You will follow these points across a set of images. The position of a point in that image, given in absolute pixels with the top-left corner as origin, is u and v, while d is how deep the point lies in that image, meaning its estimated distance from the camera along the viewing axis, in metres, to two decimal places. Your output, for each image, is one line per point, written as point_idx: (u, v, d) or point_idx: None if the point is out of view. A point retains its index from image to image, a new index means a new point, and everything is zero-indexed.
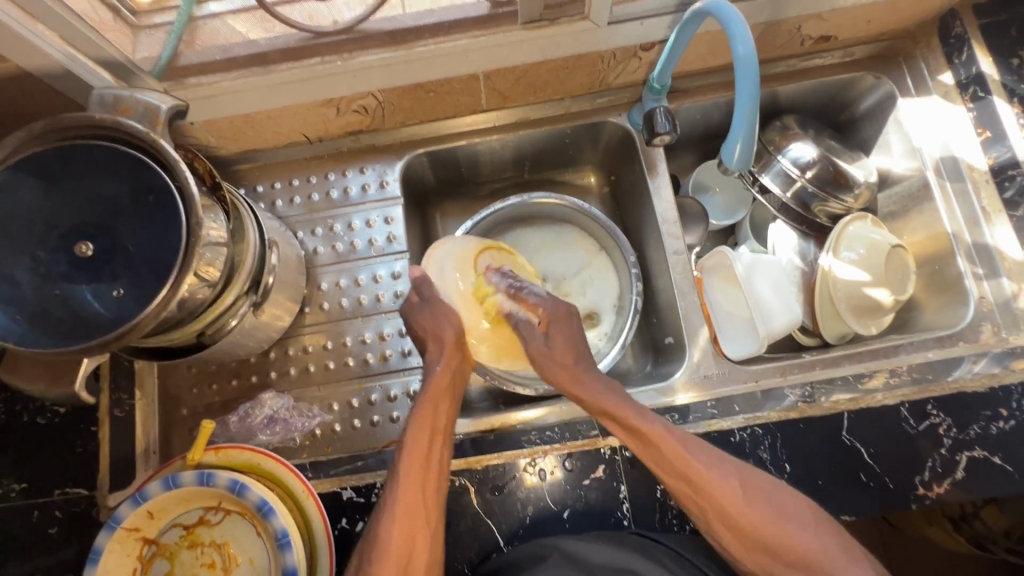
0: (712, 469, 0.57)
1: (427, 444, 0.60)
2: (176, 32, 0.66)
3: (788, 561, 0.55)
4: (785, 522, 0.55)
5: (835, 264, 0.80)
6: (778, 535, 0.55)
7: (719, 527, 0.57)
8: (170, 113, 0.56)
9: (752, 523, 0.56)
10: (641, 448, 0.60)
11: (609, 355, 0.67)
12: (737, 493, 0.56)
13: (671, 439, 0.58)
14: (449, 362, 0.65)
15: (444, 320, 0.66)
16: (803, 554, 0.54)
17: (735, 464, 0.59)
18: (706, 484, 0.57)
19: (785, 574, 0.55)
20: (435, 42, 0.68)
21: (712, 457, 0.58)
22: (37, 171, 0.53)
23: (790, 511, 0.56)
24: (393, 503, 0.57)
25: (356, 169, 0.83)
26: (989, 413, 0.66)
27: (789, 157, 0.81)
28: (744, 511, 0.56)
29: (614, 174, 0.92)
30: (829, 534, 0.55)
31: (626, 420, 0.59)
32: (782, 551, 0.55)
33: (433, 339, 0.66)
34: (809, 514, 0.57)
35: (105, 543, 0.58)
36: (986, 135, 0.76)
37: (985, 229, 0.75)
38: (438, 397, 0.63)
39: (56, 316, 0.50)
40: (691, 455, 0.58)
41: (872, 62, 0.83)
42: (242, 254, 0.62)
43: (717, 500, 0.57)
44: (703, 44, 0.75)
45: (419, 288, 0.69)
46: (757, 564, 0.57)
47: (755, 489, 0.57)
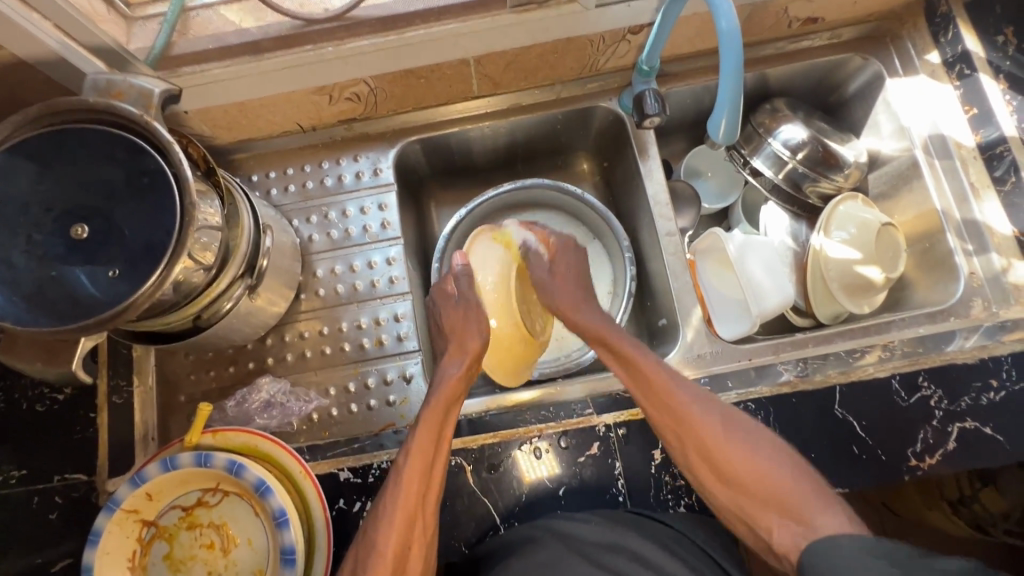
0: (694, 402, 0.62)
1: (432, 451, 0.61)
2: (169, 23, 0.66)
3: (762, 500, 0.56)
4: (760, 458, 0.57)
5: (827, 243, 0.81)
6: (751, 471, 0.57)
7: (697, 461, 0.60)
8: (163, 97, 0.57)
9: (726, 457, 0.58)
10: (631, 379, 0.66)
11: (610, 319, 0.74)
12: (716, 428, 0.60)
13: (659, 371, 0.64)
14: (465, 369, 0.70)
15: (473, 326, 0.74)
16: (779, 491, 0.55)
17: (721, 406, 0.62)
18: (688, 418, 0.61)
19: (759, 510, 0.56)
20: (426, 27, 0.69)
21: (698, 394, 0.62)
22: (32, 155, 0.54)
23: (768, 450, 0.58)
24: (393, 510, 0.58)
25: (350, 157, 0.84)
26: (980, 384, 0.67)
27: (780, 140, 0.82)
28: (721, 444, 0.59)
29: (607, 160, 0.92)
30: (805, 475, 0.56)
31: (616, 346, 0.69)
32: (756, 485, 0.57)
33: (458, 344, 0.73)
34: (788, 455, 0.58)
35: (104, 524, 0.58)
36: (973, 112, 0.77)
37: (974, 205, 0.76)
38: (448, 406, 0.65)
39: (51, 297, 0.51)
40: (678, 395, 0.62)
41: (860, 43, 0.83)
42: (236, 239, 0.63)
43: (695, 433, 0.60)
44: (691, 27, 0.76)
45: (457, 283, 0.77)
46: (732, 502, 0.58)
47: (736, 426, 0.60)
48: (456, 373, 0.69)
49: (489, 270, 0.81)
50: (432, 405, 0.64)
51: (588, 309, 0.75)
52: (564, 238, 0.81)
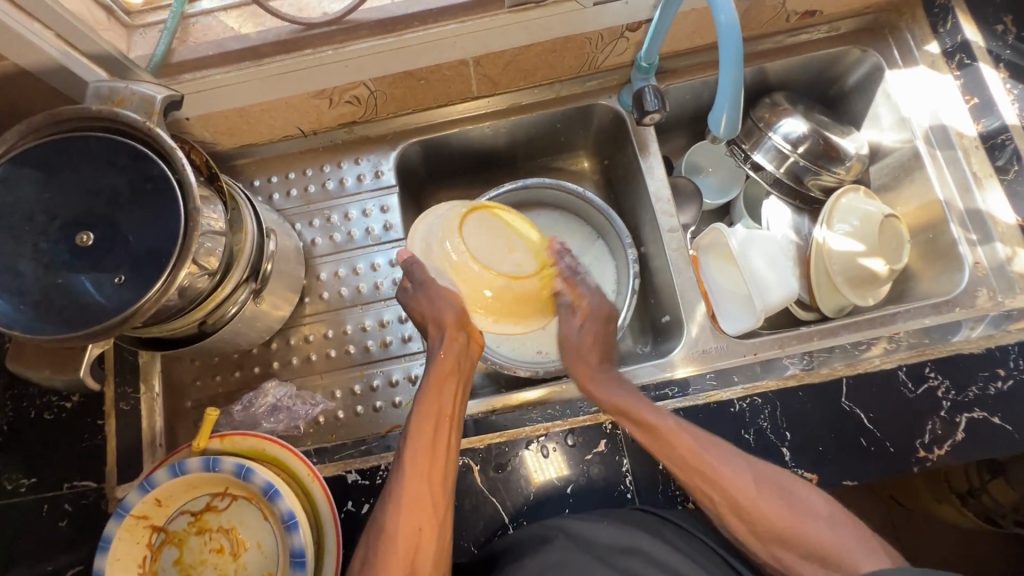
0: (727, 464, 0.58)
1: (432, 428, 0.61)
2: (169, 30, 0.66)
3: (804, 553, 0.55)
4: (797, 515, 0.56)
5: (830, 236, 0.81)
6: (789, 526, 0.55)
7: (731, 516, 0.58)
8: (165, 104, 0.57)
9: (762, 513, 0.56)
10: (657, 447, 0.62)
11: (627, 387, 0.66)
12: (751, 490, 0.57)
13: (685, 435, 0.61)
14: (451, 344, 0.66)
15: (441, 304, 0.67)
16: (820, 545, 0.54)
17: (751, 462, 0.59)
18: (721, 480, 0.58)
19: (801, 564, 0.55)
20: (424, 29, 0.69)
21: (727, 453, 0.60)
22: (36, 164, 0.54)
23: (807, 507, 0.56)
24: (399, 489, 0.59)
25: (351, 160, 0.84)
26: (987, 374, 0.67)
27: (780, 134, 0.82)
28: (757, 504, 0.57)
29: (608, 158, 0.92)
30: (847, 528, 0.54)
31: (641, 417, 0.62)
32: (796, 542, 0.55)
33: (434, 323, 0.67)
34: (826, 511, 0.56)
35: (114, 531, 0.58)
36: (975, 101, 0.77)
37: (977, 194, 0.76)
38: (442, 382, 0.65)
39: (58, 304, 0.51)
40: (707, 456, 0.59)
41: (859, 35, 0.83)
42: (240, 243, 0.63)
43: (729, 494, 0.58)
44: (689, 23, 0.76)
45: (413, 273, 0.68)
46: (772, 555, 0.57)
47: (770, 484, 0.58)
48: (443, 352, 0.66)
49: (438, 237, 0.65)
50: (426, 384, 0.64)
51: (608, 375, 0.68)
52: (600, 301, 0.71)
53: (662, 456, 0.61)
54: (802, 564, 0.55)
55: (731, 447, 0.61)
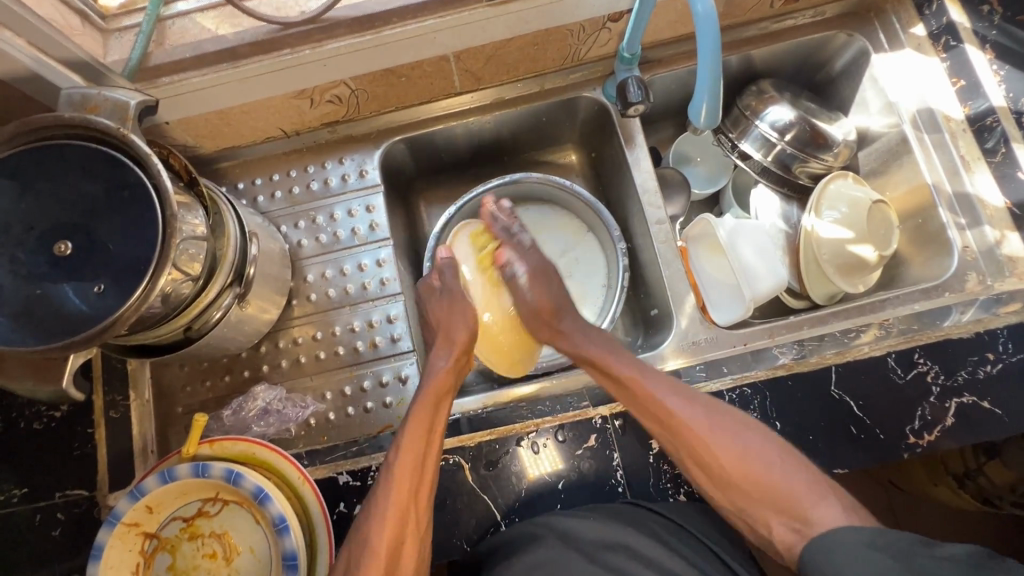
0: (687, 412, 0.62)
1: (422, 445, 0.61)
2: (144, 33, 0.65)
3: (759, 497, 0.59)
4: (750, 458, 0.59)
5: (818, 224, 0.80)
6: (738, 467, 0.59)
7: (691, 463, 0.62)
8: (139, 109, 0.56)
9: (713, 455, 0.60)
10: (619, 392, 0.66)
11: (604, 340, 0.73)
12: (703, 432, 0.61)
13: (642, 380, 0.65)
14: (454, 362, 0.70)
15: (459, 318, 0.74)
16: (773, 488, 0.58)
17: (708, 408, 0.63)
18: (682, 432, 0.61)
19: (754, 506, 0.59)
20: (401, 25, 0.68)
21: (683, 399, 0.63)
22: (11, 174, 0.53)
23: (760, 452, 0.59)
24: (387, 496, 0.59)
25: (335, 160, 0.84)
26: (976, 358, 0.66)
27: (766, 122, 0.81)
28: (714, 451, 0.60)
29: (595, 150, 0.92)
30: (799, 470, 0.58)
31: (616, 373, 0.67)
32: (750, 484, 0.59)
33: (443, 335, 0.73)
34: (777, 449, 0.59)
35: (106, 539, 0.58)
36: (961, 84, 0.76)
37: (965, 177, 0.75)
38: (438, 398, 0.66)
39: (39, 314, 0.51)
40: (662, 397, 0.63)
41: (845, 19, 0.82)
42: (223, 247, 0.63)
43: (687, 440, 0.61)
44: (671, 11, 0.75)
45: (442, 276, 0.78)
46: (729, 501, 0.61)
47: (723, 427, 0.61)
48: (445, 365, 0.69)
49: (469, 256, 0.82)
50: (423, 397, 0.65)
51: (571, 324, 0.75)
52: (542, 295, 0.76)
53: (622, 398, 0.66)
54: (755, 506, 0.59)
55: (687, 390, 0.64)
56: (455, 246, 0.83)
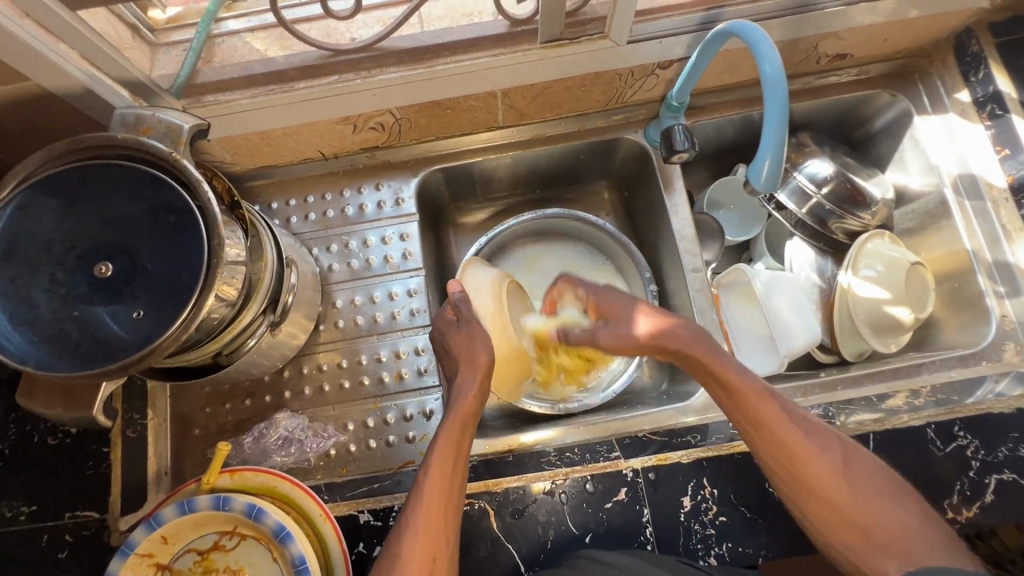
0: (813, 447, 0.57)
1: (451, 471, 0.59)
2: (194, 49, 0.65)
3: (871, 539, 0.53)
4: (876, 496, 0.54)
5: (854, 282, 0.80)
6: (863, 508, 0.54)
7: (805, 499, 0.56)
8: (191, 133, 0.56)
9: (820, 478, 0.55)
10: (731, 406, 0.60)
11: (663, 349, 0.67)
12: (832, 463, 0.56)
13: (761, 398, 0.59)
14: (480, 386, 0.65)
15: (479, 347, 0.68)
16: (881, 531, 0.53)
17: (826, 438, 0.58)
18: (802, 453, 0.56)
19: (869, 551, 0.53)
20: (453, 60, 0.68)
21: (807, 425, 0.58)
22: (57, 191, 0.52)
23: (881, 491, 0.55)
24: (417, 522, 0.56)
25: (371, 185, 0.83)
26: (1017, 435, 0.65)
27: (805, 174, 0.81)
28: (836, 484, 0.55)
29: (628, 191, 0.92)
30: (913, 508, 0.54)
31: (723, 378, 0.60)
32: (870, 526, 0.53)
33: (465, 358, 0.67)
34: (892, 489, 0.55)
35: (118, 570, 0.56)
36: (1005, 152, 0.75)
37: (1006, 247, 0.74)
38: (463, 427, 0.62)
39: (73, 338, 0.49)
40: (790, 421, 0.58)
41: (888, 79, 0.83)
42: (260, 272, 0.62)
43: (795, 457, 0.56)
44: (721, 62, 0.75)
45: (458, 311, 0.72)
46: (837, 537, 0.54)
47: (853, 461, 0.56)
48: (471, 391, 0.65)
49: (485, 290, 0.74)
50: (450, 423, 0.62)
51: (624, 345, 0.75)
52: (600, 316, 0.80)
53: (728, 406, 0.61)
54: (865, 548, 0.53)
55: (804, 414, 0.60)
56: (468, 278, 0.77)
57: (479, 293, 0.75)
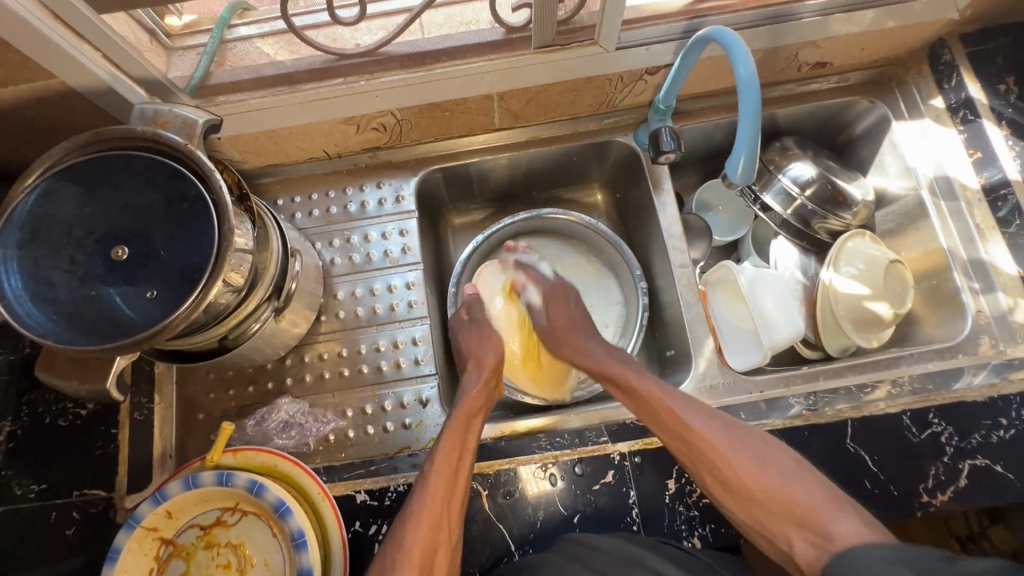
0: (709, 430, 0.63)
1: (456, 462, 0.63)
2: (208, 54, 0.70)
3: (777, 510, 0.58)
4: (771, 472, 0.59)
5: (835, 278, 0.83)
6: (761, 485, 0.59)
7: (713, 483, 0.61)
8: (205, 127, 0.59)
9: (724, 459, 0.61)
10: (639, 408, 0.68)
11: (614, 357, 0.76)
12: (724, 448, 0.61)
13: (662, 397, 0.67)
14: (483, 384, 0.73)
15: (486, 344, 0.78)
16: (789, 502, 0.57)
17: (726, 424, 0.64)
18: (698, 439, 0.62)
19: (777, 524, 0.58)
20: (452, 64, 0.73)
21: (703, 415, 0.64)
22: (79, 179, 0.56)
23: (775, 465, 0.60)
24: (421, 508, 0.59)
25: (373, 183, 0.87)
26: (990, 422, 0.68)
27: (788, 176, 0.84)
28: (735, 467, 0.60)
29: (620, 193, 0.95)
30: (815, 485, 0.58)
31: (637, 389, 0.69)
32: (774, 503, 0.58)
33: (476, 360, 0.76)
34: (794, 465, 0.60)
35: (124, 542, 0.59)
36: (977, 155, 0.79)
37: (980, 245, 0.77)
38: (470, 418, 0.68)
39: (89, 316, 0.52)
40: (683, 414, 0.64)
41: (867, 87, 0.87)
42: (265, 262, 0.65)
43: (699, 450, 0.62)
44: (706, 68, 0.79)
45: (471, 311, 0.82)
46: (750, 517, 0.59)
47: (741, 439, 0.62)
48: (474, 389, 0.72)
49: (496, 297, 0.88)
50: (455, 418, 0.67)
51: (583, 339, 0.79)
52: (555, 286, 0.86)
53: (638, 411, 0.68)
54: (774, 521, 0.58)
55: (702, 405, 0.66)
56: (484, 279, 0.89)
57: (492, 298, 0.88)
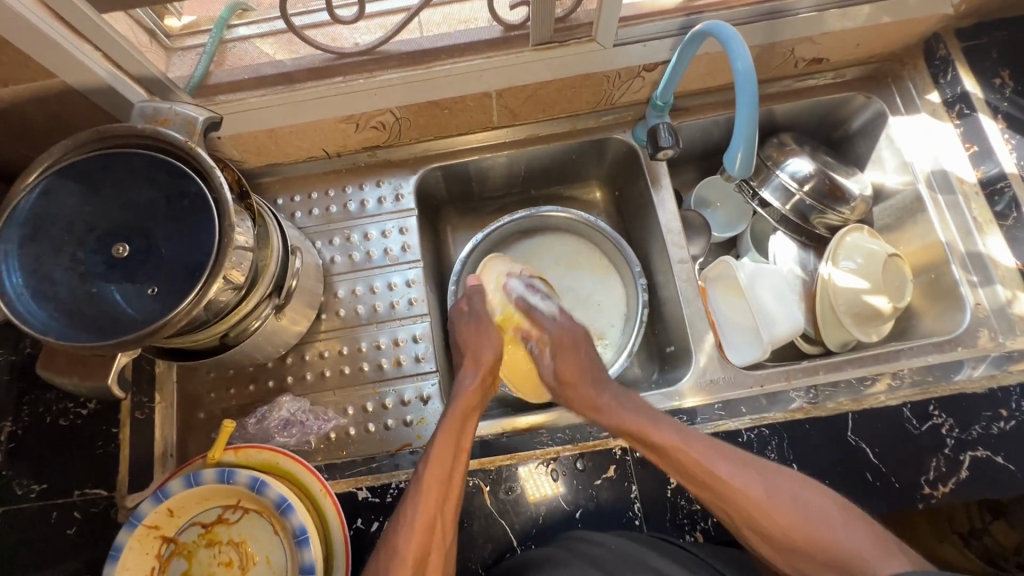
0: (747, 483, 0.58)
1: (450, 460, 0.62)
2: (207, 53, 0.71)
3: (821, 561, 0.55)
4: (819, 522, 0.56)
5: (834, 273, 0.83)
6: (802, 534, 0.56)
7: (748, 530, 0.59)
8: (205, 125, 0.60)
9: (766, 516, 0.57)
10: (663, 463, 0.62)
11: (621, 398, 0.69)
12: (762, 500, 0.58)
13: (689, 451, 0.61)
14: (480, 380, 0.72)
15: (487, 341, 0.76)
16: (836, 551, 0.54)
17: (763, 473, 0.60)
18: (734, 494, 0.58)
19: (822, 572, 0.55)
20: (451, 62, 0.73)
21: (734, 463, 0.60)
22: (80, 177, 0.56)
23: (822, 515, 0.56)
24: (414, 515, 0.59)
25: (372, 182, 0.87)
26: (990, 413, 0.68)
27: (787, 172, 0.85)
28: (772, 515, 0.57)
29: (619, 189, 0.96)
30: (861, 528, 0.55)
31: (658, 442, 0.62)
32: (815, 551, 0.55)
33: (471, 355, 0.75)
34: (839, 509, 0.57)
35: (126, 540, 0.59)
36: (974, 149, 0.80)
37: (978, 239, 0.78)
38: (464, 415, 0.67)
39: (90, 313, 0.52)
40: (713, 464, 0.60)
41: (863, 82, 0.88)
42: (266, 259, 0.65)
43: (740, 506, 0.58)
44: (703, 65, 0.80)
45: (471, 302, 0.80)
46: (792, 565, 0.57)
47: (783, 494, 0.58)
48: (470, 385, 0.71)
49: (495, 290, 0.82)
50: (449, 417, 0.66)
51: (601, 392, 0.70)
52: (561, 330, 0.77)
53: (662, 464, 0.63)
54: (821, 572, 0.55)
55: (735, 452, 0.62)
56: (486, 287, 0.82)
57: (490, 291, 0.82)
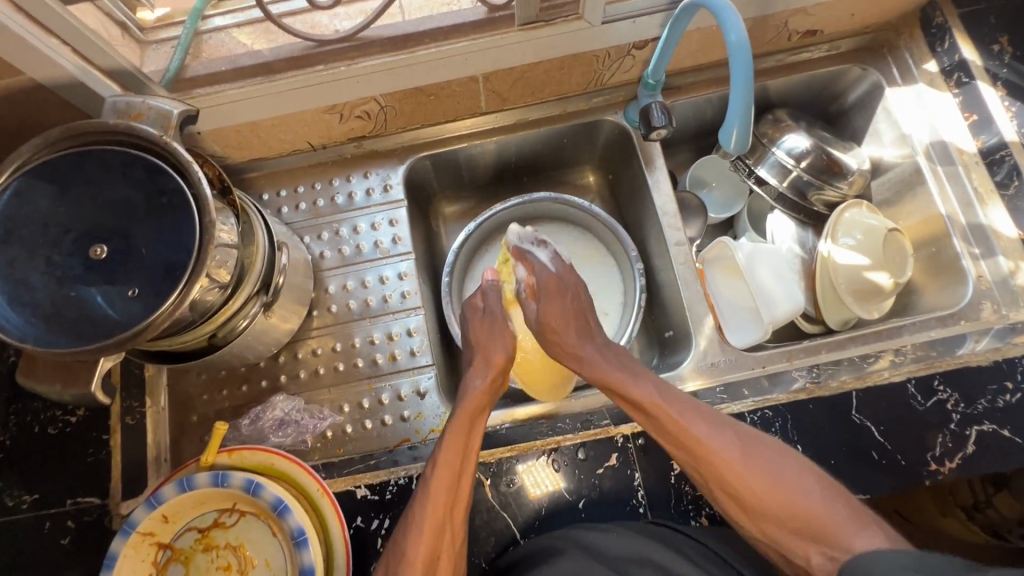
0: (718, 440, 0.58)
1: (458, 462, 0.61)
2: (183, 45, 0.68)
3: (790, 526, 0.55)
4: (787, 488, 0.56)
5: (834, 250, 0.81)
6: (775, 498, 0.56)
7: (718, 491, 0.59)
8: (181, 118, 0.57)
9: (744, 481, 0.57)
10: (642, 421, 0.63)
11: (613, 359, 0.68)
12: (738, 463, 0.57)
13: (666, 408, 0.61)
14: (490, 381, 0.69)
15: (498, 340, 0.72)
16: (806, 517, 0.54)
17: (738, 433, 0.59)
18: (708, 456, 0.58)
19: (791, 537, 0.55)
20: (435, 46, 0.70)
21: (714, 425, 0.60)
22: (53, 177, 0.54)
23: (794, 481, 0.56)
24: (423, 516, 0.58)
25: (359, 173, 0.85)
26: (995, 387, 0.67)
27: (783, 149, 0.83)
28: (745, 478, 0.57)
29: (613, 173, 0.93)
30: (836, 501, 0.55)
31: (636, 401, 0.62)
32: (785, 515, 0.55)
33: (483, 355, 0.71)
34: (816, 482, 0.56)
35: (120, 548, 0.57)
36: (973, 118, 0.78)
37: (979, 210, 0.76)
38: (473, 416, 0.64)
39: (70, 318, 0.51)
40: (691, 424, 0.59)
41: (859, 53, 0.86)
42: (251, 256, 0.63)
43: (717, 469, 0.58)
44: (694, 41, 0.78)
45: (485, 298, 0.76)
46: (763, 531, 0.57)
47: (757, 455, 0.58)
48: (480, 385, 0.68)
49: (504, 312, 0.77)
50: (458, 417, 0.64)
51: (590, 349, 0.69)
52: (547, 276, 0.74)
53: (640, 420, 0.63)
54: (788, 536, 0.55)
55: (715, 416, 0.61)
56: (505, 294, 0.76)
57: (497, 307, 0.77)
